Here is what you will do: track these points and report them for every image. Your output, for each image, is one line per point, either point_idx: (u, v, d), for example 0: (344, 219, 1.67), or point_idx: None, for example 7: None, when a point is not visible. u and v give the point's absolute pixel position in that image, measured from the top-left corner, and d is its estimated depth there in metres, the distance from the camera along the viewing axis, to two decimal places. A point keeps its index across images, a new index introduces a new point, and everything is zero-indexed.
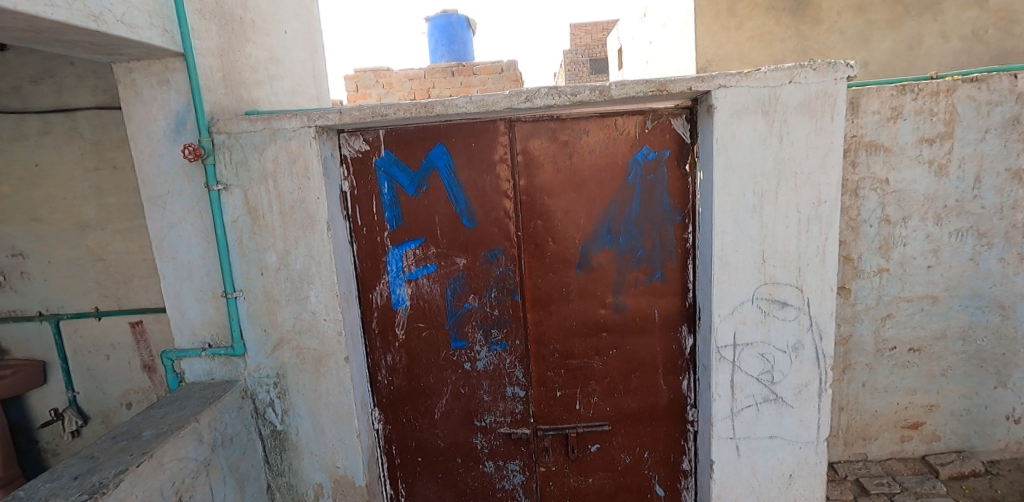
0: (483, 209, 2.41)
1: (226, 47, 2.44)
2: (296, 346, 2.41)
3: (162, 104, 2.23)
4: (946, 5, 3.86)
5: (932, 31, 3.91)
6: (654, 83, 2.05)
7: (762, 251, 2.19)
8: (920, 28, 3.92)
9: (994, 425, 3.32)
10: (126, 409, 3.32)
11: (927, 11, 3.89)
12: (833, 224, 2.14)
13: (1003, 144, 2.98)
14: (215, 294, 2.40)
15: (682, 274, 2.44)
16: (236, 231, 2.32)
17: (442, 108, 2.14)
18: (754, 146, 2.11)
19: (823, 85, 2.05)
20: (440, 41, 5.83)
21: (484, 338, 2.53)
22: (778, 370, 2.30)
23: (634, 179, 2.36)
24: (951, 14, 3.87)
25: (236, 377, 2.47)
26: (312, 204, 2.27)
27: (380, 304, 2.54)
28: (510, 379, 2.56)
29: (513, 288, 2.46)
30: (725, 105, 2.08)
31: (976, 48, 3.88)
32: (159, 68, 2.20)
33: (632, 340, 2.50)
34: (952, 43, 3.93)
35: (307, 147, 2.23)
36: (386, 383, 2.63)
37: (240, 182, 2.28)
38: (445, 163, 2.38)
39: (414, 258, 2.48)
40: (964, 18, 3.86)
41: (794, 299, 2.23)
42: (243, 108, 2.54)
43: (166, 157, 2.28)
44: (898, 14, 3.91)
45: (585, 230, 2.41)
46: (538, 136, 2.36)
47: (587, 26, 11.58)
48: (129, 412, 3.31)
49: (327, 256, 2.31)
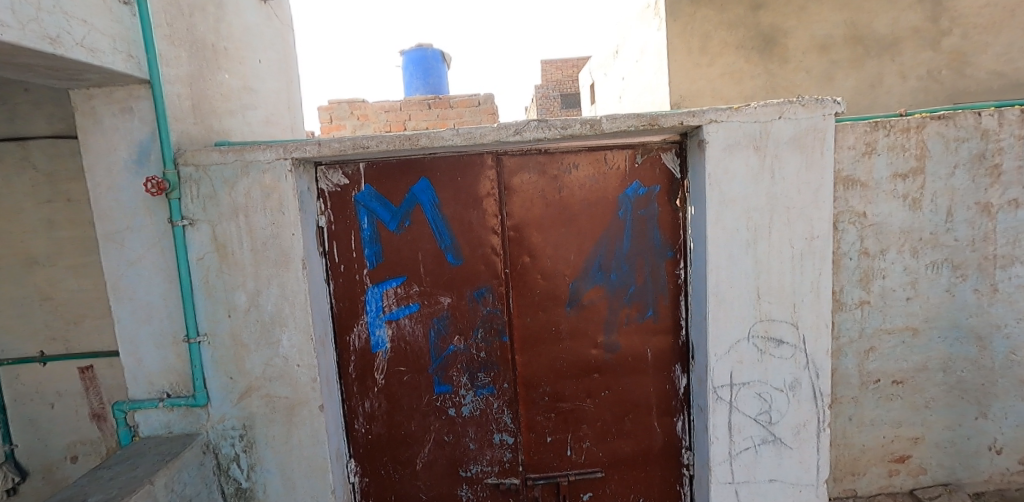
0: (469, 245, 2.31)
1: (196, 75, 2.32)
2: (265, 394, 2.21)
3: (124, 133, 2.08)
4: (903, 47, 4.07)
5: (891, 71, 4.11)
6: (645, 117, 2.03)
7: (756, 287, 2.15)
8: (880, 68, 4.10)
9: (978, 456, 3.32)
10: (71, 463, 2.99)
11: (886, 52, 4.08)
12: (827, 259, 2.12)
13: (972, 179, 3.08)
14: (176, 339, 2.19)
15: (675, 311, 2.37)
16: (202, 269, 2.14)
17: (427, 140, 2.06)
18: (747, 182, 2.09)
19: (813, 121, 2.07)
20: (416, 74, 5.82)
21: (470, 381, 2.38)
22: (776, 410, 2.22)
23: (624, 214, 2.30)
24: (908, 55, 4.08)
25: (197, 430, 2.24)
26: (287, 241, 2.12)
27: (358, 347, 2.38)
28: (498, 425, 2.41)
29: (500, 328, 2.34)
30: (717, 140, 2.07)
31: (932, 87, 4.09)
32: (122, 95, 2.06)
33: (625, 381, 2.40)
34: (909, 83, 4.14)
35: (283, 180, 2.10)
36: (364, 432, 2.44)
37: (207, 216, 2.12)
38: (429, 198, 2.29)
39: (396, 297, 2.34)
40: (920, 59, 4.08)
41: (789, 336, 2.18)
42: (213, 138, 2.41)
43: (127, 190, 2.11)
44: (859, 55, 4.10)
45: (575, 267, 2.33)
46: (526, 170, 2.30)
47: (558, 62, 11.69)
48: (75, 466, 2.99)
49: (303, 296, 2.15)
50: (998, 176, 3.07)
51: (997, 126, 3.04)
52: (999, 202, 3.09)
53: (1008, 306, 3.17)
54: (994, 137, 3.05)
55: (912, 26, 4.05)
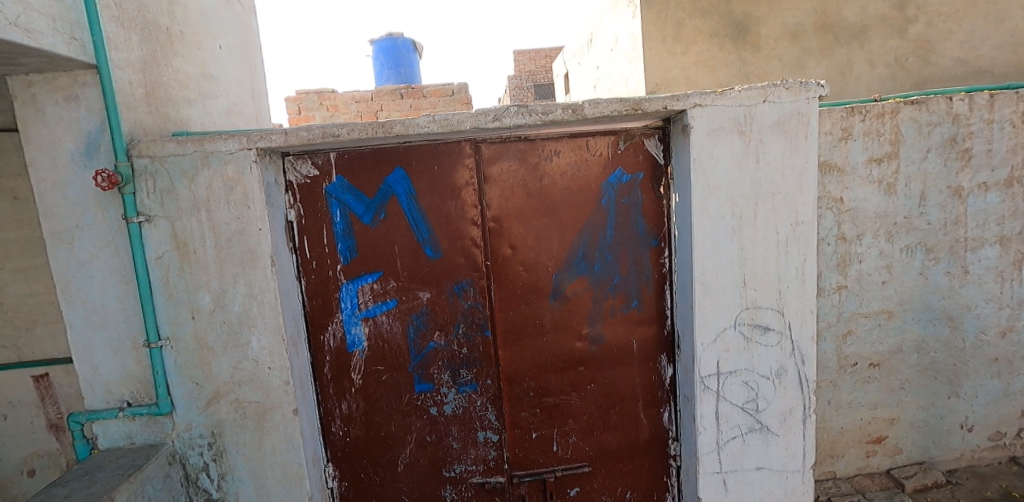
0: (448, 237, 2.22)
1: (149, 60, 2.16)
2: (235, 400, 2.09)
3: (69, 123, 1.91)
4: (871, 34, 4.12)
5: (860, 59, 4.15)
6: (628, 101, 1.97)
7: (742, 274, 2.13)
8: (850, 55, 4.14)
9: (950, 434, 3.41)
10: (29, 478, 2.81)
11: (855, 40, 4.12)
12: (811, 245, 2.12)
13: (943, 162, 3.13)
14: (136, 344, 2.05)
15: (660, 300, 2.33)
16: (162, 269, 2.00)
17: (402, 127, 1.95)
18: (731, 167, 2.06)
19: (796, 105, 2.05)
20: (386, 64, 5.65)
21: (451, 378, 2.30)
22: (762, 398, 2.22)
23: (608, 202, 2.25)
24: (876, 43, 4.13)
25: (161, 440, 2.11)
26: (254, 237, 1.99)
27: (334, 347, 2.27)
28: (481, 423, 2.34)
29: (482, 322, 2.27)
30: (701, 125, 2.03)
31: (900, 74, 4.16)
32: (66, 81, 1.89)
33: (611, 373, 2.36)
34: (878, 70, 4.19)
35: (247, 172, 1.96)
36: (342, 435, 2.34)
37: (165, 212, 1.97)
38: (405, 189, 2.19)
39: (372, 293, 2.24)
40: (887, 47, 4.13)
41: (775, 323, 2.18)
42: (170, 128, 2.25)
43: (75, 185, 1.94)
44: (830, 42, 4.13)
45: (558, 258, 2.26)
46: (506, 158, 2.21)
47: (530, 52, 11.28)
48: (33, 481, 2.81)
49: (272, 295, 2.03)
50: (969, 159, 3.13)
51: (967, 111, 3.09)
52: (969, 185, 3.15)
53: (978, 287, 3.25)
54: (964, 122, 3.10)
55: (880, 14, 4.09)
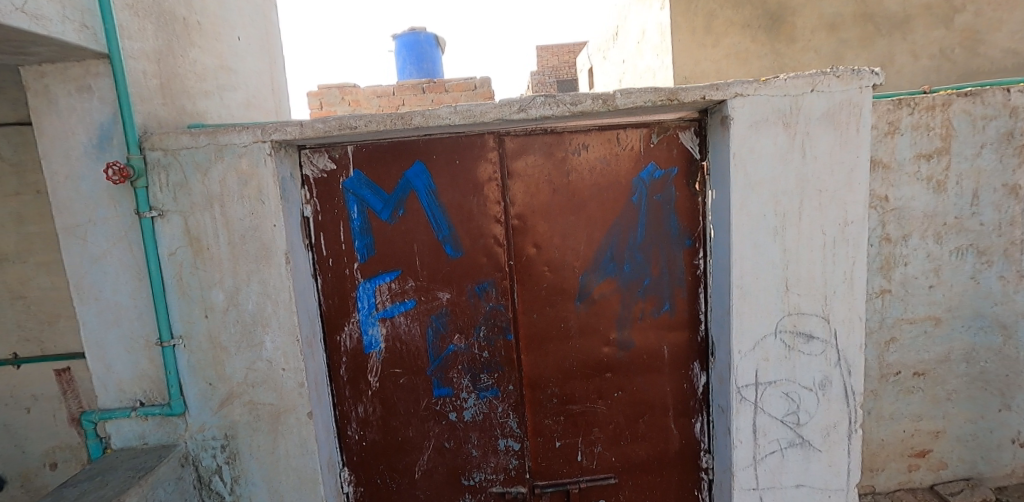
0: (469, 235, 2.11)
1: (165, 50, 2.09)
2: (248, 401, 2.03)
3: (82, 115, 1.85)
4: (914, 24, 3.86)
5: (902, 50, 3.90)
6: (663, 91, 1.83)
7: (785, 278, 1.97)
8: (891, 47, 3.90)
9: (1000, 449, 3.13)
10: (51, 471, 2.80)
11: (897, 30, 3.87)
12: (861, 247, 1.95)
13: (999, 159, 2.88)
14: (149, 343, 2.00)
15: (693, 304, 2.19)
16: (175, 266, 1.94)
17: (422, 119, 1.85)
18: (775, 162, 1.90)
19: (848, 94, 1.87)
20: (408, 59, 5.57)
21: (471, 383, 2.20)
22: (804, 410, 2.06)
23: (639, 199, 2.11)
24: (920, 33, 3.87)
25: (175, 441, 2.05)
26: (268, 233, 1.91)
27: (350, 348, 2.19)
28: (503, 430, 2.24)
29: (504, 325, 2.16)
30: (742, 117, 1.88)
31: (944, 67, 3.90)
32: (79, 72, 1.83)
33: (639, 381, 2.22)
34: (921, 62, 3.93)
35: (261, 166, 1.88)
36: (358, 439, 2.26)
37: (178, 207, 1.91)
38: (425, 183, 2.08)
39: (390, 293, 2.15)
40: (932, 38, 3.87)
41: (820, 331, 2.01)
42: (185, 121, 2.19)
43: (88, 179, 1.89)
44: (869, 33, 3.89)
45: (585, 258, 2.13)
46: (531, 151, 2.09)
47: (554, 47, 10.93)
48: (55, 474, 2.80)
49: (287, 293, 1.95)
50: None
51: None
52: None
53: None
54: None
55: (925, 2, 3.83)
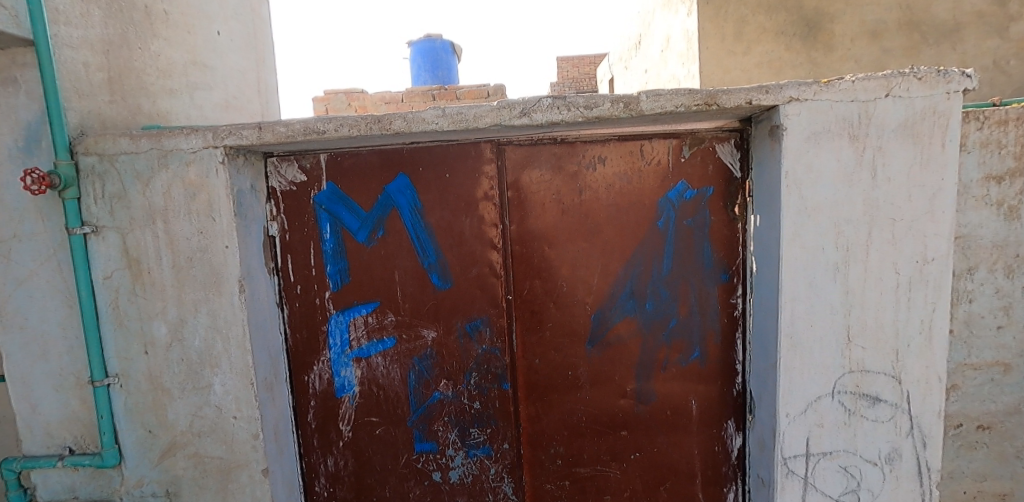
0: (460, 263, 1.78)
1: (116, 41, 1.80)
2: (193, 453, 1.71)
3: (6, 113, 1.57)
4: (966, 32, 3.33)
5: (951, 62, 3.37)
6: (700, 93, 1.48)
7: (846, 327, 1.59)
8: (938, 58, 3.38)
9: None
10: None
11: (945, 39, 3.35)
12: (945, 291, 1.54)
13: None
14: (80, 381, 1.69)
15: (728, 352, 1.81)
16: (111, 292, 1.64)
17: (403, 123, 1.53)
18: (838, 183, 1.54)
19: (931, 101, 1.49)
20: (423, 66, 5.31)
21: (459, 438, 1.85)
22: (866, 490, 1.65)
23: (666, 225, 1.76)
24: (972, 42, 3.34)
25: (109, 497, 1.74)
26: (219, 256, 1.60)
27: (319, 391, 1.87)
28: (496, 496, 1.88)
29: (499, 372, 1.81)
30: (798, 127, 1.52)
31: (999, 79, 3.36)
32: (3, 61, 1.55)
33: (661, 442, 1.85)
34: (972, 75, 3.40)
35: (211, 176, 1.57)
36: (326, 497, 1.93)
37: (116, 223, 1.61)
38: (409, 201, 1.76)
39: (366, 328, 1.82)
40: (985, 48, 3.33)
41: (888, 393, 1.61)
42: (139, 122, 1.89)
43: (11, 187, 1.60)
44: (915, 43, 3.38)
45: (598, 293, 1.78)
46: (537, 165, 1.76)
47: (574, 58, 10.43)
48: None
49: (240, 329, 1.63)
50: None
51: None
52: None
53: None
54: None
55: (977, 9, 3.31)
